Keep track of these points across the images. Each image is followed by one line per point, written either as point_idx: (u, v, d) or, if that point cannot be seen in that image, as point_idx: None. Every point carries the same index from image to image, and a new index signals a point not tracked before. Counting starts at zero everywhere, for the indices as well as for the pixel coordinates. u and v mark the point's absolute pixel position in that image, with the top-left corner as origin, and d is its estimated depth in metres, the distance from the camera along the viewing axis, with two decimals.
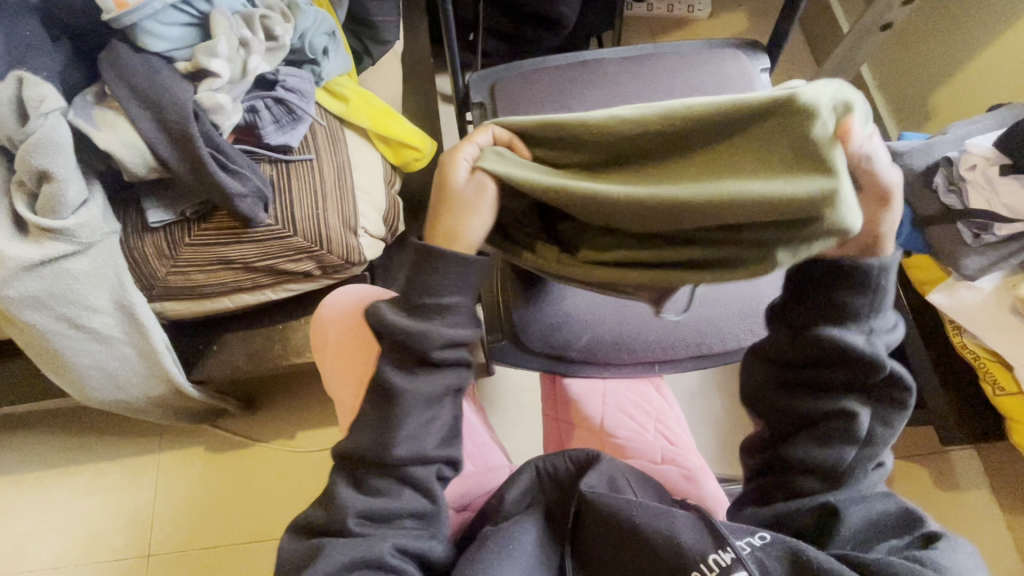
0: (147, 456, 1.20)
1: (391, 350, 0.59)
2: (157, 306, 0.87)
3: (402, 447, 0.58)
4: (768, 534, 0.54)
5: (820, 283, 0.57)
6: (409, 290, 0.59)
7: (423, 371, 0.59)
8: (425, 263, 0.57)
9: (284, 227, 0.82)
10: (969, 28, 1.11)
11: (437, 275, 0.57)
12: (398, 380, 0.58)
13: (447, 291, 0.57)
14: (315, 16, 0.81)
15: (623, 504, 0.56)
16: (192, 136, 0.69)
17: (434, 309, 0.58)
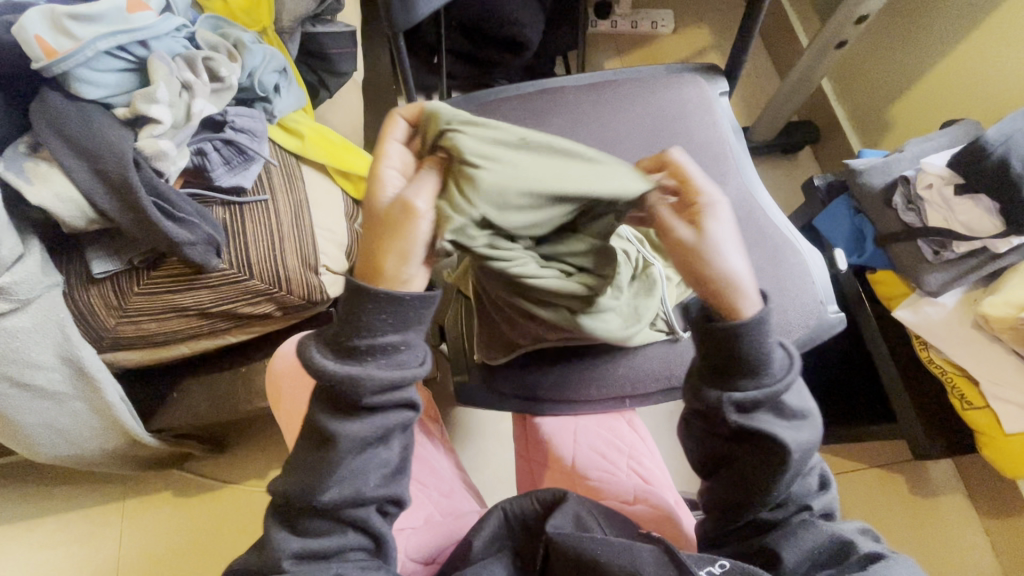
0: (109, 505, 1.14)
1: (327, 395, 0.53)
2: (109, 357, 0.83)
3: (336, 489, 0.53)
4: (727, 560, 0.51)
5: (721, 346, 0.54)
6: (340, 329, 0.52)
7: (362, 416, 0.53)
8: (352, 300, 0.51)
9: (239, 271, 0.79)
10: (920, 43, 1.13)
11: (367, 313, 0.51)
12: (339, 428, 0.53)
13: (382, 330, 0.51)
14: (264, 54, 0.79)
15: (590, 543, 0.53)
16: (131, 184, 0.66)
17: (366, 350, 0.51)
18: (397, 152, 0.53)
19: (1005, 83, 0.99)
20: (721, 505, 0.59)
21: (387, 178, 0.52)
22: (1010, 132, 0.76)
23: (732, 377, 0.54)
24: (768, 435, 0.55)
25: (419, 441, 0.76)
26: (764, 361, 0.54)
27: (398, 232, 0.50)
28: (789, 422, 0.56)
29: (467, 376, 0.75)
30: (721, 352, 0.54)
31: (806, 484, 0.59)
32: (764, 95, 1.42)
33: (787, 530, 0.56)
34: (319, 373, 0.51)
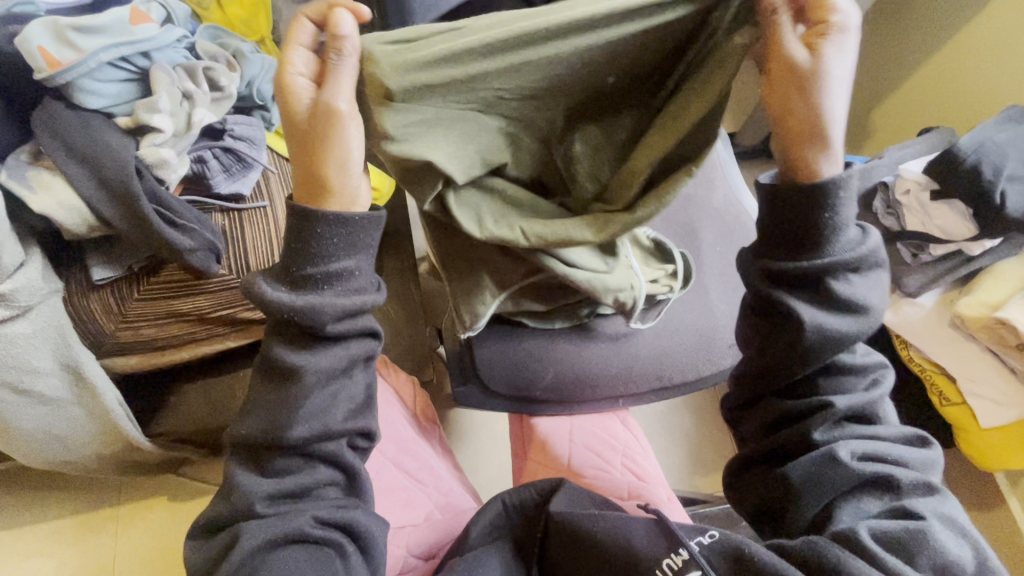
0: (103, 511, 1.14)
1: (277, 325, 0.54)
2: (108, 362, 0.84)
3: (302, 427, 0.52)
4: (717, 532, 0.52)
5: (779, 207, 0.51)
6: (290, 260, 0.52)
7: (316, 345, 0.54)
8: (296, 224, 0.52)
9: (237, 276, 0.81)
10: (898, 54, 1.18)
11: (316, 240, 0.52)
12: (290, 360, 0.53)
13: (335, 256, 0.52)
14: (262, 64, 0.81)
15: (587, 520, 0.55)
16: (133, 192, 0.67)
17: (321, 278, 0.52)
18: (300, 57, 0.51)
19: (979, 93, 1.04)
20: (754, 392, 0.57)
21: (303, 90, 0.51)
22: (981, 141, 0.80)
23: (784, 247, 0.52)
24: (802, 311, 0.51)
25: (417, 441, 0.77)
26: (825, 233, 0.50)
27: (332, 144, 0.51)
28: (841, 306, 0.51)
29: (464, 380, 0.76)
30: (783, 219, 0.51)
31: (848, 385, 0.54)
32: None
33: (818, 457, 0.51)
34: (269, 301, 0.52)
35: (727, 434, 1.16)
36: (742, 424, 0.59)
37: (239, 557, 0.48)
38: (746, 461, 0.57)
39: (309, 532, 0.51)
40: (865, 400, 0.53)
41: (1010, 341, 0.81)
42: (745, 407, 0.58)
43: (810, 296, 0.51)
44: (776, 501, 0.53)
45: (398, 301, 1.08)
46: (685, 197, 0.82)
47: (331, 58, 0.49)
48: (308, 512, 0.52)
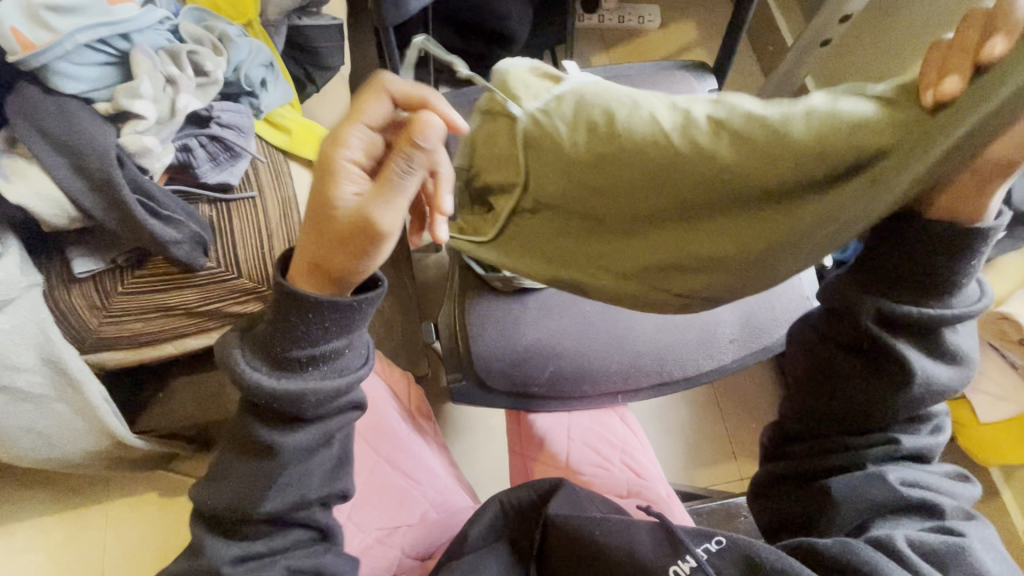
0: (93, 507, 1.12)
1: (257, 402, 0.50)
2: (92, 359, 0.81)
3: (272, 501, 0.52)
4: (724, 538, 0.51)
5: (906, 252, 0.46)
6: (274, 337, 0.48)
7: (302, 424, 0.51)
8: (279, 309, 0.46)
9: (227, 269, 0.78)
10: (900, 42, 1.15)
11: (299, 325, 0.47)
12: (269, 438, 0.50)
13: (322, 339, 0.48)
14: (249, 48, 0.77)
15: (589, 523, 0.54)
16: (115, 182, 0.64)
17: (307, 360, 0.48)
18: (355, 136, 0.45)
19: None
20: (810, 419, 0.54)
21: (347, 176, 0.44)
22: None
23: (903, 289, 0.47)
24: (907, 357, 0.47)
25: (412, 438, 0.75)
26: (947, 289, 0.46)
27: (375, 251, 0.44)
28: (936, 361, 0.49)
29: (460, 376, 0.74)
30: (894, 265, 0.47)
31: (916, 430, 0.52)
32: (750, 91, 1.43)
33: (865, 478, 0.50)
34: (251, 385, 0.48)
35: (723, 427, 1.16)
36: (790, 444, 0.57)
37: None
38: (776, 475, 0.57)
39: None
40: (929, 445, 0.52)
41: (1011, 338, 0.80)
42: (792, 427, 0.57)
43: (913, 339, 0.48)
44: (809, 518, 0.53)
45: (392, 293, 1.06)
46: None
47: (399, 165, 0.42)
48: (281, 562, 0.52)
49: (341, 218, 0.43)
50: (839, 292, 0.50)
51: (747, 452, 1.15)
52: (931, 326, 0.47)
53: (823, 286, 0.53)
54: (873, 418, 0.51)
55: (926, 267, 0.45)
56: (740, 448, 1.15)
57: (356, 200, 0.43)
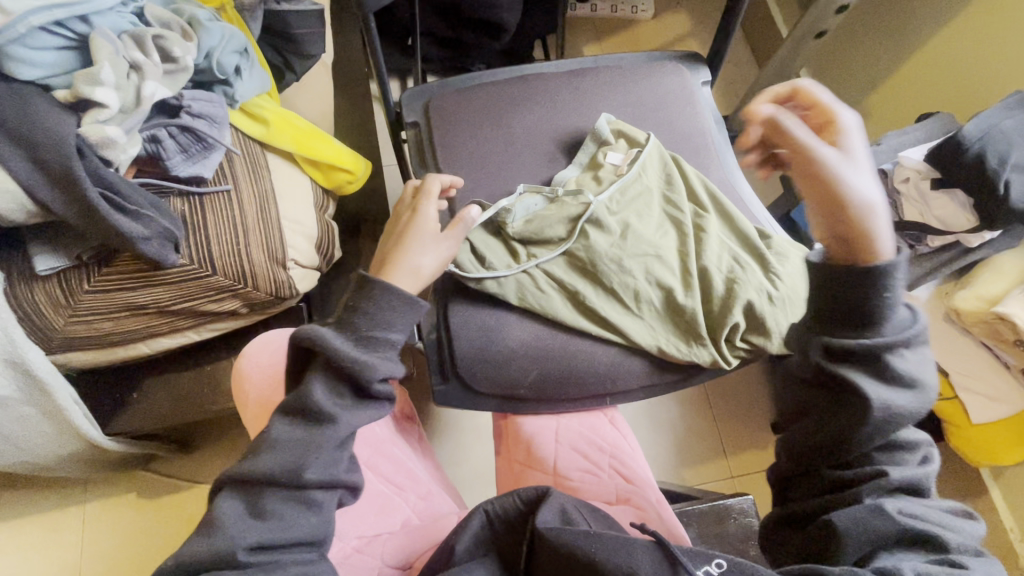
0: (69, 508, 1.08)
1: (323, 370, 0.55)
2: (59, 358, 0.77)
3: (315, 469, 0.52)
4: (725, 560, 0.50)
5: (841, 281, 0.48)
6: (357, 317, 0.57)
7: (356, 403, 0.55)
8: (366, 289, 0.58)
9: (201, 267, 0.74)
10: (895, 36, 1.13)
11: (381, 307, 0.58)
12: (326, 404, 0.53)
13: (393, 326, 0.58)
14: (222, 34, 0.74)
15: (584, 540, 0.52)
16: (76, 175, 0.60)
17: (374, 341, 0.57)
18: (429, 200, 0.68)
19: (979, 78, 1.00)
20: (798, 456, 0.53)
21: (427, 221, 0.66)
22: (987, 128, 0.76)
23: (840, 320, 0.49)
24: (862, 387, 0.47)
25: (395, 442, 0.72)
26: (876, 313, 0.48)
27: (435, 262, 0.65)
28: (895, 387, 0.48)
29: (443, 379, 0.72)
30: (830, 291, 0.49)
31: (906, 460, 0.50)
32: (743, 83, 1.41)
33: (862, 513, 0.47)
34: (330, 350, 0.54)
35: (714, 424, 1.15)
36: (789, 488, 0.54)
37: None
38: (784, 520, 0.53)
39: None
40: (921, 476, 0.49)
41: (1005, 337, 0.79)
42: (788, 470, 0.54)
43: (869, 370, 0.48)
44: (814, 560, 0.49)
45: None
46: None
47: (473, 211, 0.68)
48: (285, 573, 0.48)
49: (426, 243, 0.65)
50: (799, 337, 0.53)
51: (738, 449, 1.13)
52: (872, 348, 0.47)
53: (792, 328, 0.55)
54: (852, 450, 0.49)
55: (859, 294, 0.48)
56: (730, 446, 1.14)
57: (437, 236, 0.66)
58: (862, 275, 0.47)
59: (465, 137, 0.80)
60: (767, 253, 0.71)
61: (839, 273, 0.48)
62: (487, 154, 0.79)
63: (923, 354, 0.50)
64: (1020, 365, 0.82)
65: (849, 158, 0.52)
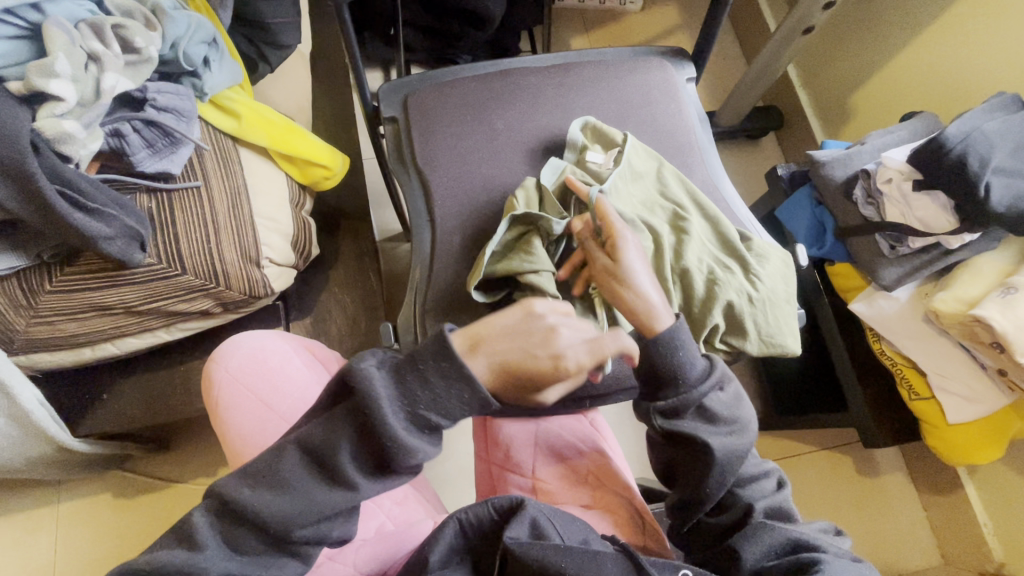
0: (43, 508, 1.06)
1: (354, 433, 0.47)
2: (23, 360, 0.75)
3: None
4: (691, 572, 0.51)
5: (648, 352, 0.57)
6: (417, 391, 0.47)
7: (373, 473, 0.48)
8: (447, 362, 0.47)
9: (169, 266, 0.72)
10: (882, 34, 1.13)
11: (445, 386, 0.47)
12: (346, 466, 0.47)
13: (448, 416, 0.48)
14: (188, 23, 0.71)
15: (553, 554, 0.51)
16: (31, 172, 0.58)
17: (427, 425, 0.47)
18: (586, 355, 0.50)
19: (965, 77, 1.00)
20: (679, 508, 0.60)
21: (554, 377, 0.49)
22: (969, 130, 0.76)
23: (662, 386, 0.57)
24: (699, 438, 0.56)
25: None
26: (680, 372, 0.56)
27: (508, 390, 0.51)
28: (716, 427, 0.57)
29: None
30: (648, 363, 0.57)
31: (767, 489, 0.60)
32: (730, 78, 1.40)
33: (746, 530, 0.56)
34: (376, 420, 0.46)
35: None
36: (694, 536, 0.62)
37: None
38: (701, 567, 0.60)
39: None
40: (781, 502, 0.60)
41: (981, 339, 0.79)
42: (680, 521, 0.62)
43: (693, 424, 0.57)
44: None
45: (355, 286, 1.00)
46: None
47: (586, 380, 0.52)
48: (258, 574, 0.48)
49: (534, 396, 0.50)
50: (638, 407, 0.61)
51: None
52: (683, 406, 0.56)
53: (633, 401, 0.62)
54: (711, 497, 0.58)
55: (664, 359, 0.56)
56: None
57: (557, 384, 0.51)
58: (660, 348, 0.56)
59: (444, 134, 0.78)
60: (747, 254, 0.70)
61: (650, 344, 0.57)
62: (467, 151, 0.77)
63: (730, 390, 0.59)
64: (997, 367, 0.81)
65: (626, 263, 0.59)
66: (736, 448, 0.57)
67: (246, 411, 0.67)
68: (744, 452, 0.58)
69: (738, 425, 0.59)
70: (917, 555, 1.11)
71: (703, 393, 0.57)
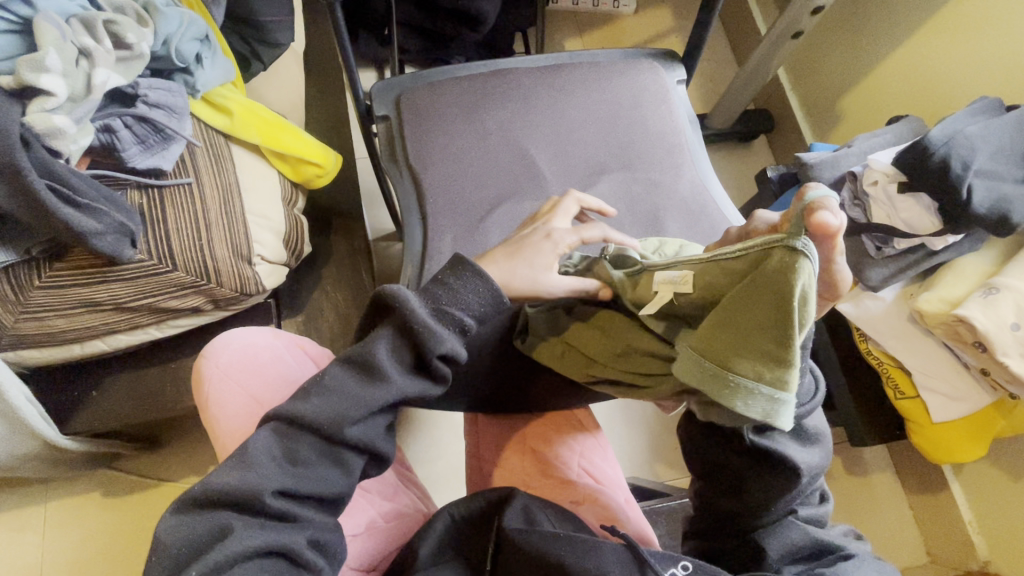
0: (32, 507, 1.05)
1: (394, 331, 0.53)
2: (12, 357, 0.74)
3: None
4: (691, 563, 0.50)
5: None
6: (434, 285, 0.56)
7: (412, 372, 0.53)
8: (457, 265, 0.56)
9: (160, 262, 0.72)
10: (870, 40, 1.15)
11: (464, 285, 0.55)
12: (388, 365, 0.52)
13: (466, 302, 0.55)
14: (180, 20, 0.71)
15: (549, 544, 0.52)
16: (21, 167, 0.57)
17: (449, 315, 0.54)
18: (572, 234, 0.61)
19: (951, 82, 1.02)
20: (721, 508, 0.58)
21: (563, 239, 0.60)
22: (952, 134, 0.77)
23: None
24: (786, 456, 0.53)
25: None
26: (793, 386, 0.51)
27: (521, 260, 0.59)
28: (802, 443, 0.55)
29: None
30: None
31: (810, 501, 0.58)
32: (721, 81, 1.41)
33: (772, 524, 0.56)
34: (410, 308, 0.53)
35: None
36: (708, 526, 0.60)
37: (214, 560, 0.44)
38: (713, 553, 0.59)
39: (305, 555, 0.48)
40: (821, 514, 0.59)
41: (966, 339, 0.80)
42: (705, 509, 0.60)
43: (778, 433, 0.53)
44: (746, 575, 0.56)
45: (347, 284, 1.01)
46: (650, 181, 0.78)
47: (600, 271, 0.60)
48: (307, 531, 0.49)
49: (531, 256, 0.59)
50: None
51: None
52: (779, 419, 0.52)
53: None
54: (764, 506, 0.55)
55: None
56: None
57: (550, 274, 0.59)
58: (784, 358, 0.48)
59: (435, 133, 0.78)
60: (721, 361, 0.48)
61: None
62: (459, 150, 0.78)
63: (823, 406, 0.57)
64: (979, 366, 0.83)
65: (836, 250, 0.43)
66: (814, 469, 0.55)
67: (234, 406, 0.67)
68: (818, 473, 0.56)
69: (820, 446, 0.56)
70: (907, 556, 1.12)
71: (805, 410, 0.53)
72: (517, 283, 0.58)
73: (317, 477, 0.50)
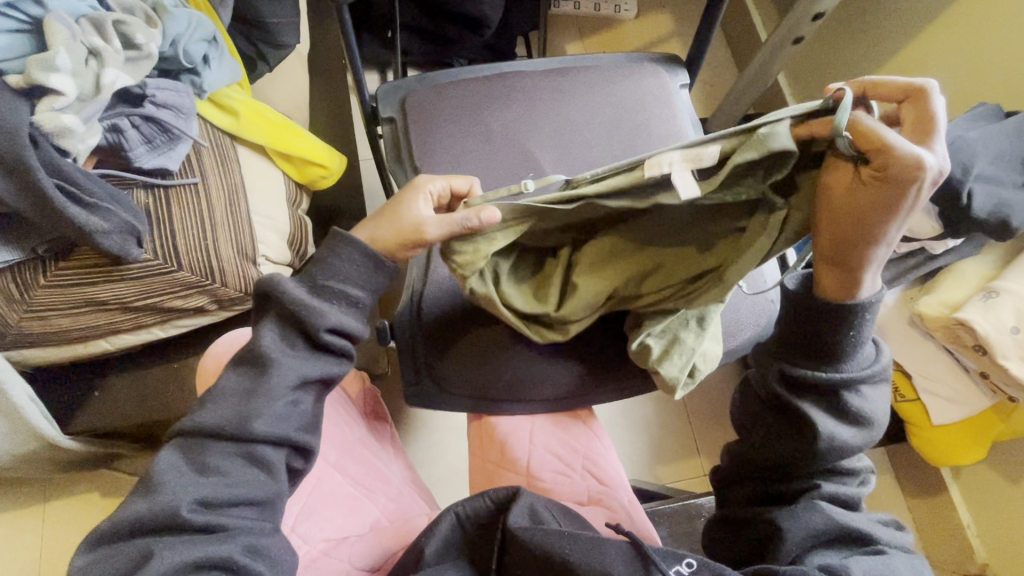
0: (31, 507, 1.04)
1: (277, 318, 0.56)
2: (15, 356, 0.74)
3: None
4: (694, 560, 0.51)
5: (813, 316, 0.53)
6: (314, 268, 0.58)
7: (313, 352, 0.56)
8: (329, 243, 0.59)
9: (165, 262, 0.72)
10: (871, 46, 1.16)
11: (340, 259, 0.58)
12: (275, 348, 0.54)
13: (349, 279, 0.58)
14: (188, 20, 0.72)
15: (557, 540, 0.52)
16: (30, 165, 0.57)
17: (332, 292, 0.57)
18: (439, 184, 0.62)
19: (951, 88, 1.03)
20: (750, 473, 0.61)
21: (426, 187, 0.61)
22: (953, 138, 0.78)
23: (808, 355, 0.55)
24: (813, 419, 0.54)
25: (366, 443, 0.71)
26: (842, 350, 0.54)
27: (393, 208, 0.61)
28: (843, 420, 0.55)
29: (413, 379, 0.72)
30: (804, 332, 0.55)
31: (843, 482, 0.58)
32: (721, 86, 1.42)
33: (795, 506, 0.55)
34: (280, 287, 0.55)
35: (688, 423, 1.16)
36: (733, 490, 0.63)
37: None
38: (729, 520, 0.61)
39: (238, 561, 0.47)
40: (856, 494, 0.58)
41: (965, 342, 0.81)
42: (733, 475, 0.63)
43: (818, 401, 0.55)
44: (757, 554, 0.56)
45: None
46: None
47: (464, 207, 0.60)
48: (238, 539, 0.48)
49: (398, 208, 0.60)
50: (764, 359, 0.59)
51: (711, 447, 1.15)
52: (821, 384, 0.55)
53: (760, 348, 0.61)
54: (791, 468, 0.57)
55: (824, 331, 0.53)
56: (703, 445, 1.15)
57: (415, 215, 0.59)
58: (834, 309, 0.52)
59: (441, 135, 0.79)
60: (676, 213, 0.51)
61: (808, 309, 0.54)
62: (464, 152, 0.78)
63: (882, 391, 0.57)
64: (979, 368, 0.83)
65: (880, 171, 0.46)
66: (853, 445, 0.56)
67: None
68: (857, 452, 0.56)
69: (869, 430, 0.56)
70: None
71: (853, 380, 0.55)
72: (392, 228, 0.60)
73: (237, 484, 0.51)
